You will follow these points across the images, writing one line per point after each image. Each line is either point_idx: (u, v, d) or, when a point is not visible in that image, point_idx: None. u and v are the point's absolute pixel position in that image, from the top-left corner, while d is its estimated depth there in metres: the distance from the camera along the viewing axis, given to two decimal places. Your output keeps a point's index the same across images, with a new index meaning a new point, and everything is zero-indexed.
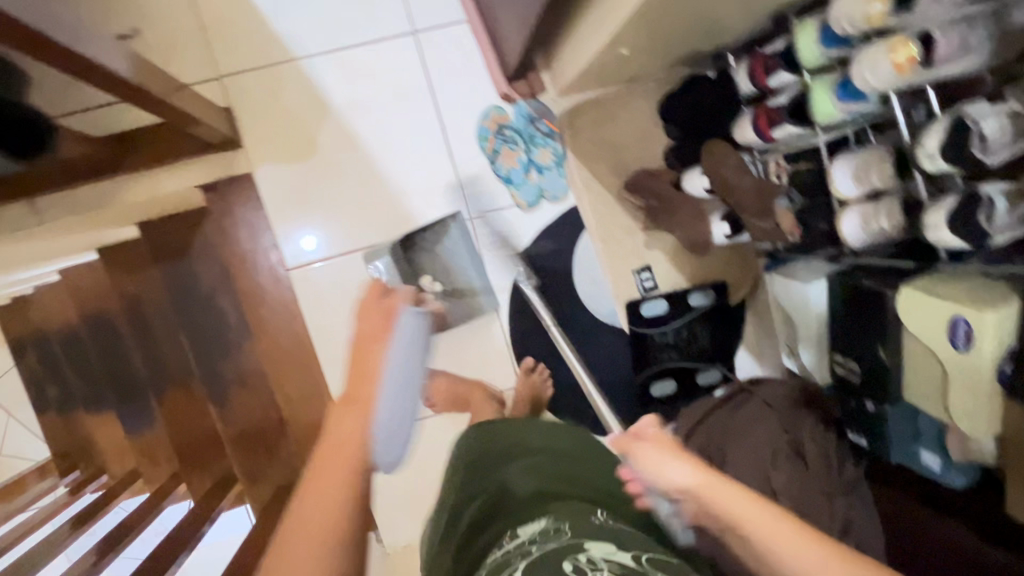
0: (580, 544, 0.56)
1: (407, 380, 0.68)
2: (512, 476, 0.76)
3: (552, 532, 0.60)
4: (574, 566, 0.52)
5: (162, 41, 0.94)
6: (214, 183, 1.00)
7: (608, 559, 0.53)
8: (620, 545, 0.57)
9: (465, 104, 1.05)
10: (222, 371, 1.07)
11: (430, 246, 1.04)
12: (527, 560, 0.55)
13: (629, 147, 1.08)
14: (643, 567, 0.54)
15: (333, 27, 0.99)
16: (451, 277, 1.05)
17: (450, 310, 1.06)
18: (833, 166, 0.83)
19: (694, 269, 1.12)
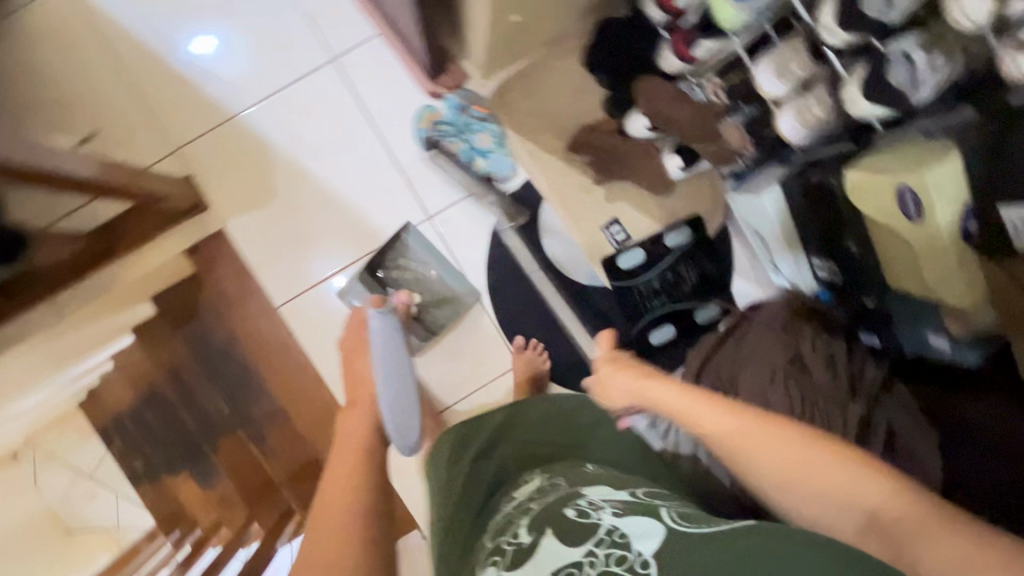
0: (578, 492, 0.63)
1: (391, 375, 0.84)
2: (517, 436, 0.83)
3: (547, 489, 0.66)
4: (578, 511, 0.58)
5: (119, 133, 1.05)
6: (196, 246, 1.09)
7: (607, 499, 0.60)
8: (615, 486, 0.64)
9: (397, 112, 1.09)
10: (255, 413, 1.14)
11: (396, 261, 1.09)
12: (528, 516, 0.61)
13: (566, 107, 1.07)
14: (643, 500, 0.60)
15: (261, 77, 1.07)
16: (426, 286, 1.10)
17: (434, 313, 1.11)
18: (754, 68, 0.79)
19: (667, 210, 1.09)
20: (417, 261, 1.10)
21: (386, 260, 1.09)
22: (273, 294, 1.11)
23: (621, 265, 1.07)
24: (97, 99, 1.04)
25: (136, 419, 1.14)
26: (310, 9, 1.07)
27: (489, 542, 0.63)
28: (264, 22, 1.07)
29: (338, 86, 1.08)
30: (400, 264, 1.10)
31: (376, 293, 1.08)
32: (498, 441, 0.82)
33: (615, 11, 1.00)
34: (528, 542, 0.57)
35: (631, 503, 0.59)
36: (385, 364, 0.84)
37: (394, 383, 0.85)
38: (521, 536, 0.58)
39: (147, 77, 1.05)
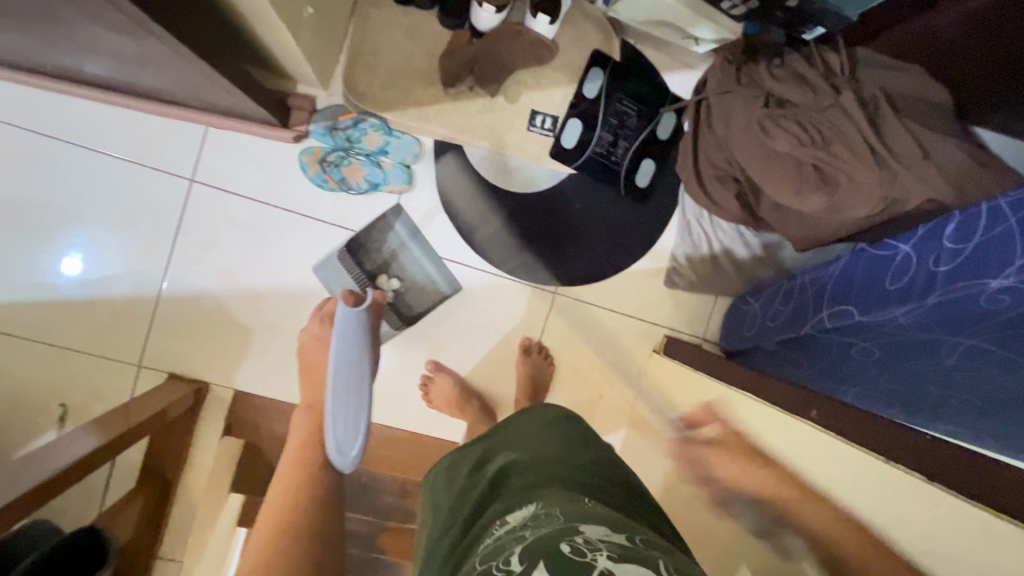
0: (573, 526, 0.58)
1: (351, 372, 0.94)
2: (507, 474, 0.76)
3: (543, 518, 0.62)
4: (573, 547, 0.54)
5: (83, 390, 0.99)
6: (226, 421, 1.05)
7: (604, 539, 0.56)
8: (613, 528, 0.59)
9: (284, 175, 1.02)
10: (385, 504, 1.09)
11: (379, 240, 1.05)
12: (522, 543, 0.57)
13: (414, 52, 1.00)
14: (639, 546, 0.56)
15: (150, 245, 1.00)
16: (407, 269, 1.07)
17: (411, 301, 1.07)
18: None
19: (565, 72, 1.05)
20: (398, 244, 1.06)
21: (361, 249, 1.04)
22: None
23: (567, 144, 1.06)
24: (38, 379, 0.98)
25: None
26: (134, 153, 0.98)
27: (478, 565, 0.59)
28: (106, 198, 0.98)
29: (217, 198, 1.00)
30: (383, 245, 1.06)
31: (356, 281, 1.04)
32: (531, 454, 0.79)
33: None
34: (520, 568, 0.52)
35: (626, 548, 0.54)
36: (343, 369, 0.93)
37: (352, 367, 0.94)
38: (514, 565, 0.54)
39: (58, 326, 0.99)
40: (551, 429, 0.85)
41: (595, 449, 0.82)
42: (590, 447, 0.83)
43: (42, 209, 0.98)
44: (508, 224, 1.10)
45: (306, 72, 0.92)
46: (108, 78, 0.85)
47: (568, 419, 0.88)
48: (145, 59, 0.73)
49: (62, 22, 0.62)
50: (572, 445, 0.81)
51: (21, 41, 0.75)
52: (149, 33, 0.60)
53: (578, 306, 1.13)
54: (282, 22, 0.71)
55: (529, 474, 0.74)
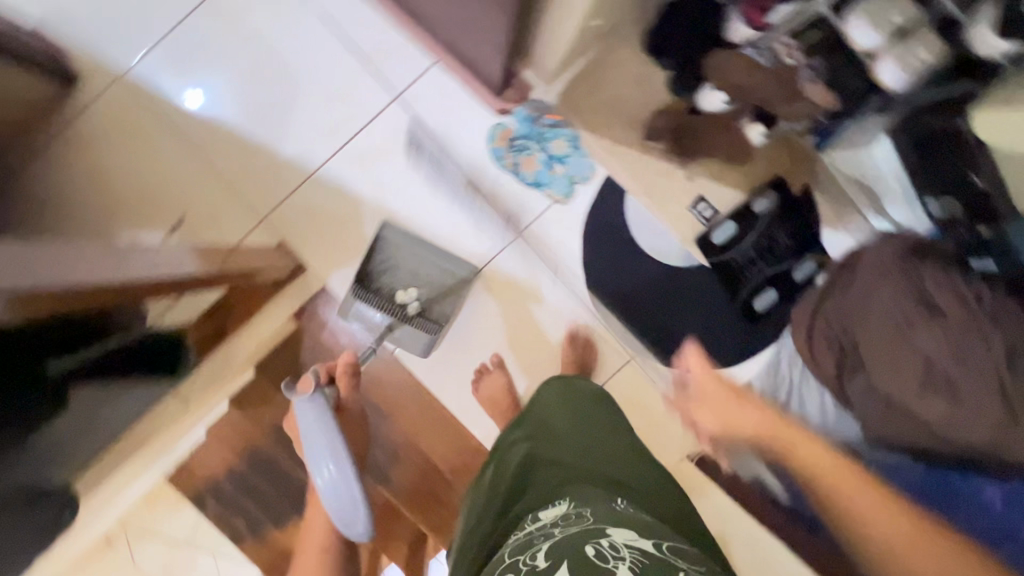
0: (602, 529, 0.59)
1: (333, 442, 0.86)
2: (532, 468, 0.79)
3: (574, 517, 0.63)
4: (597, 550, 0.54)
5: (205, 214, 1.04)
6: (300, 307, 1.08)
7: (629, 544, 0.56)
8: (641, 532, 0.60)
9: (471, 134, 1.09)
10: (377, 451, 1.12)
11: (383, 263, 1.05)
12: (550, 541, 0.59)
13: (634, 96, 1.07)
14: (665, 556, 0.55)
15: (333, 130, 1.06)
16: (420, 276, 1.05)
17: (441, 306, 1.07)
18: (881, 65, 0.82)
19: (747, 179, 1.10)
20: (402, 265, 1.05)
21: (373, 280, 1.03)
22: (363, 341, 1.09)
23: (715, 240, 1.10)
24: (176, 185, 1.04)
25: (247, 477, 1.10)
26: (366, 52, 1.06)
27: (506, 556, 0.60)
28: (322, 74, 1.06)
29: (406, 122, 1.07)
30: (385, 265, 1.05)
31: (378, 307, 1.02)
32: (580, 455, 0.80)
33: None
34: (544, 565, 0.53)
35: (653, 557, 0.54)
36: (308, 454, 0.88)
37: (337, 443, 0.87)
38: (539, 560, 0.55)
39: (219, 153, 1.05)
40: (582, 409, 0.89)
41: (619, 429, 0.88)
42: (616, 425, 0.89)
43: (267, 55, 1.05)
44: (624, 278, 1.14)
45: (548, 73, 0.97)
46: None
47: (601, 409, 0.90)
48: None
49: None
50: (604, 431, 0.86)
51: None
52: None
53: (641, 384, 1.15)
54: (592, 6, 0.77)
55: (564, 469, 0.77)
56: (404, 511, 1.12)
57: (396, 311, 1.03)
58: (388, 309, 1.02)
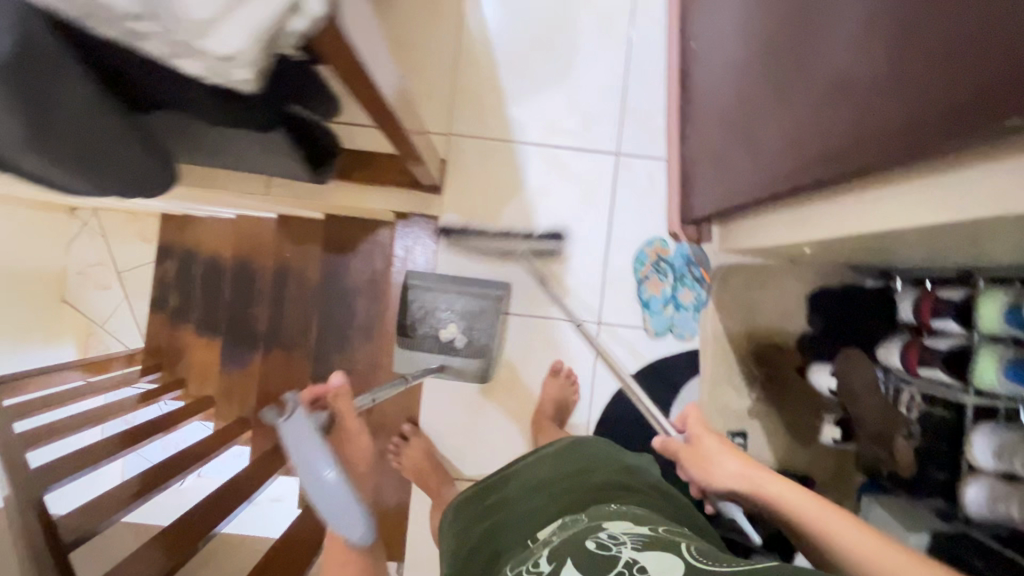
0: (599, 525, 0.62)
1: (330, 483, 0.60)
2: (532, 505, 0.79)
3: (569, 525, 0.65)
4: (598, 542, 0.57)
5: (417, 91, 1.10)
6: (407, 213, 1.13)
7: (626, 532, 0.59)
8: (635, 522, 0.63)
9: (640, 226, 1.12)
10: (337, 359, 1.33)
11: (419, 304, 1.13)
12: (549, 547, 0.60)
13: (768, 318, 1.12)
14: (663, 533, 0.60)
15: (557, 128, 1.12)
16: (457, 308, 1.12)
17: (483, 333, 1.12)
18: (976, 435, 0.82)
19: (789, 454, 1.12)
20: (434, 301, 1.12)
21: (415, 327, 1.13)
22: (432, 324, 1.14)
23: None
24: (421, 54, 1.10)
25: (220, 269, 1.64)
26: (631, 103, 1.12)
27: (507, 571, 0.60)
28: (586, 89, 1.11)
29: (605, 176, 1.12)
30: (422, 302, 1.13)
31: (426, 347, 1.13)
32: (556, 479, 0.82)
33: (862, 278, 1.07)
34: (551, 567, 0.55)
35: (651, 536, 0.58)
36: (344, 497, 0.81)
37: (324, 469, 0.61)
38: (543, 559, 0.56)
39: (470, 67, 1.11)
40: (563, 459, 0.88)
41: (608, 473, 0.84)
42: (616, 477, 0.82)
43: (570, 36, 1.11)
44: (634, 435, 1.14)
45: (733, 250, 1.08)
46: (700, 97, 1.02)
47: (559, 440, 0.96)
48: (747, 141, 0.87)
49: (811, 56, 0.70)
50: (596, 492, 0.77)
51: (727, 44, 0.93)
52: (802, 166, 0.73)
53: None
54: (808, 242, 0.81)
55: (544, 504, 0.77)
56: None
57: (448, 349, 1.13)
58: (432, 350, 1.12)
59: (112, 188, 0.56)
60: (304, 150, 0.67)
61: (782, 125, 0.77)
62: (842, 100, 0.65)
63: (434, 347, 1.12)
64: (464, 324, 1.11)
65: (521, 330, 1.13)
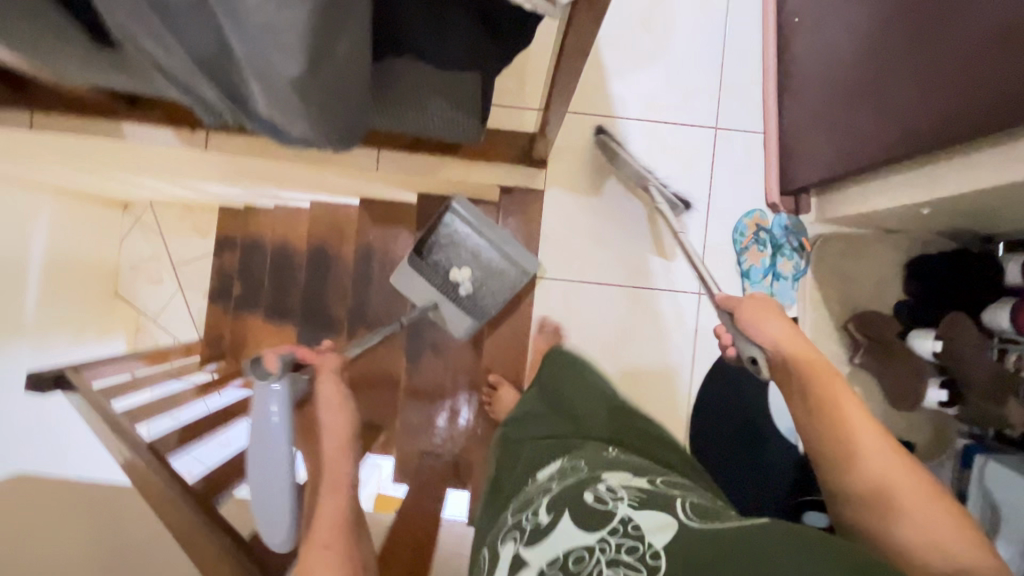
0: (597, 476, 0.64)
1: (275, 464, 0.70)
2: (543, 433, 0.86)
3: (569, 470, 0.69)
4: (596, 496, 0.59)
5: (521, 71, 1.14)
6: (512, 189, 1.16)
7: (625, 487, 0.61)
8: (634, 474, 0.66)
9: (739, 198, 1.16)
10: (427, 336, 1.22)
11: (443, 237, 1.11)
12: (549, 496, 0.63)
13: (863, 288, 1.15)
14: (658, 488, 0.61)
15: (657, 103, 1.15)
16: (474, 257, 1.11)
17: (490, 288, 1.12)
18: None
19: (887, 421, 1.15)
20: (458, 238, 1.11)
21: (433, 253, 1.11)
22: (443, 260, 1.12)
23: None
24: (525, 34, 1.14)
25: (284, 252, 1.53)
26: (727, 79, 1.16)
27: (511, 516, 0.66)
28: (685, 66, 1.15)
29: (702, 150, 1.16)
30: (446, 236, 1.11)
31: (434, 283, 1.11)
32: (567, 413, 0.88)
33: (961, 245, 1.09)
34: (547, 521, 0.58)
35: (648, 493, 0.59)
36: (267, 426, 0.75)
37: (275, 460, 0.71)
38: (542, 512, 0.60)
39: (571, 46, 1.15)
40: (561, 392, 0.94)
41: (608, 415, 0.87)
42: (614, 422, 0.86)
43: (668, 15, 1.15)
44: (733, 402, 1.18)
45: (830, 220, 1.11)
46: (802, 70, 1.05)
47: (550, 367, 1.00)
48: (875, 100, 0.89)
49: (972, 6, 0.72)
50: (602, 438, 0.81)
51: (842, 17, 0.95)
52: (942, 128, 0.77)
53: None
54: (935, 199, 0.84)
55: (551, 437, 0.84)
56: (405, 395, 1.23)
57: (450, 291, 1.12)
58: (442, 284, 1.11)
59: (330, 137, 0.61)
60: (479, 105, 0.69)
61: (917, 93, 0.81)
62: (1012, 50, 0.67)
63: (439, 288, 1.11)
64: (478, 279, 1.12)
65: (626, 303, 1.18)
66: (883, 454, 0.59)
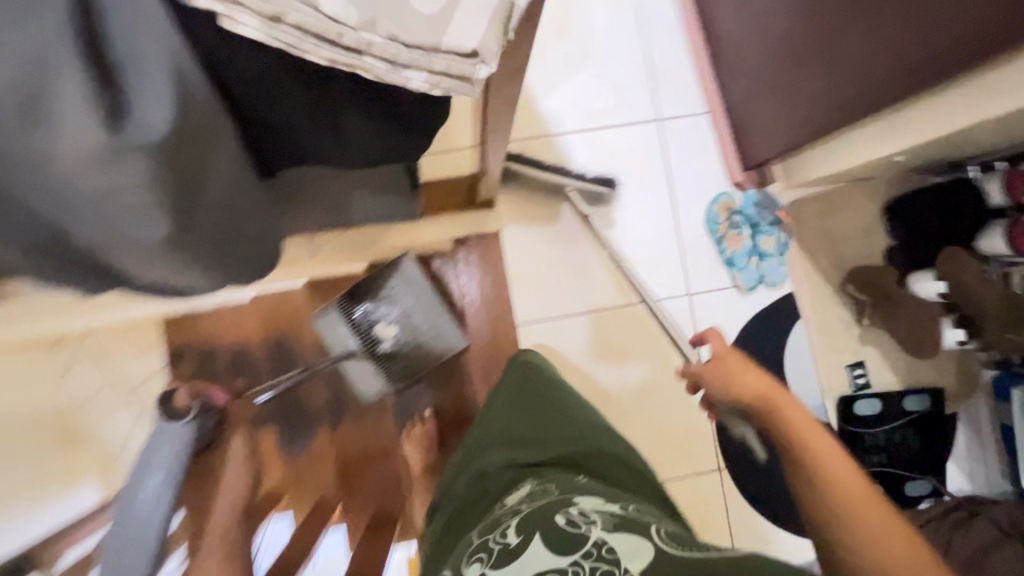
0: (570, 499, 0.61)
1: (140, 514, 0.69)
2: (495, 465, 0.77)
3: (540, 492, 0.65)
4: (567, 519, 0.56)
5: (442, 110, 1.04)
6: (466, 237, 1.06)
7: (597, 511, 0.58)
8: (607, 499, 0.62)
9: (702, 184, 1.09)
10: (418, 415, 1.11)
11: (384, 290, 0.97)
12: (519, 518, 0.60)
13: (850, 243, 1.10)
14: (631, 513, 0.59)
15: (594, 109, 1.07)
16: (410, 324, 0.99)
17: (414, 356, 1.00)
18: None
19: (910, 371, 1.10)
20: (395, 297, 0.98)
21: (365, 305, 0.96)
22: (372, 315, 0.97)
23: (857, 408, 1.08)
24: None
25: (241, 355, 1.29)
26: (658, 67, 1.09)
27: (476, 538, 0.62)
28: (610, 64, 1.07)
29: (652, 146, 1.08)
30: (384, 290, 0.97)
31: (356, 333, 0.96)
32: (519, 435, 0.81)
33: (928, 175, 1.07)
34: (517, 542, 0.56)
35: (620, 518, 0.57)
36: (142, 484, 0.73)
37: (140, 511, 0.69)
38: (513, 539, 0.57)
39: None
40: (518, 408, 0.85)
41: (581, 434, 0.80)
42: (568, 436, 0.80)
43: (579, 15, 1.07)
44: None
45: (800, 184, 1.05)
46: (738, 43, 0.98)
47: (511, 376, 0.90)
48: (821, 58, 0.83)
49: None
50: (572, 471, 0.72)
51: None
52: (906, 76, 0.71)
53: (712, 499, 1.10)
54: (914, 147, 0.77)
55: (507, 472, 0.75)
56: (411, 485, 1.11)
57: (371, 347, 0.97)
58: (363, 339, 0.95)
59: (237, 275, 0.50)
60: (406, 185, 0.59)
61: (869, 43, 0.74)
62: None
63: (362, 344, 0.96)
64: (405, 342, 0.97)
65: (618, 324, 1.09)
66: (858, 489, 0.57)
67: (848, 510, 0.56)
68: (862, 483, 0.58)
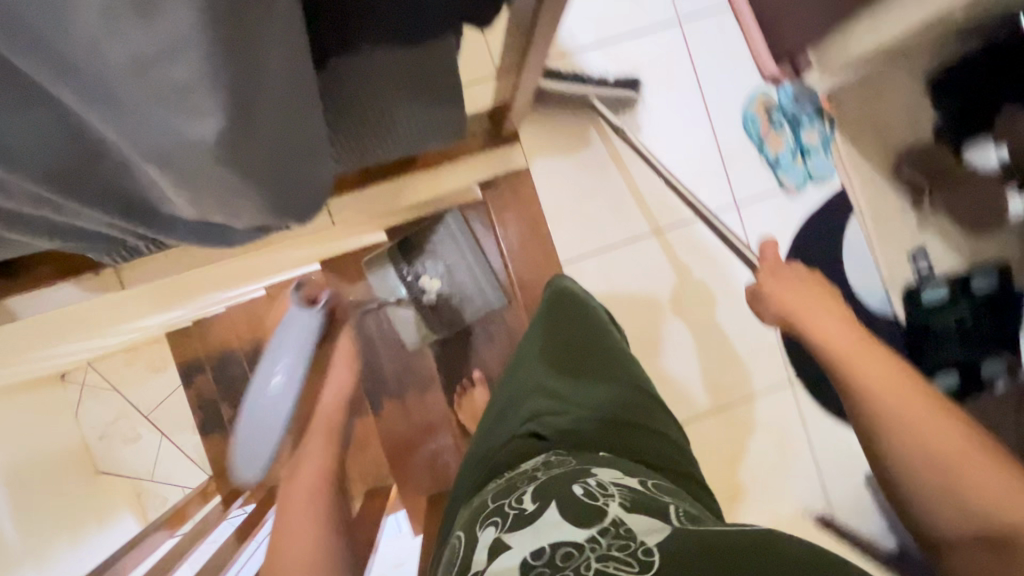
0: (587, 469, 0.52)
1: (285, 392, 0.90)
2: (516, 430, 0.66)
3: (555, 459, 0.56)
4: (585, 489, 0.48)
5: None
6: (493, 179, 0.98)
7: (617, 484, 0.50)
8: (627, 471, 0.53)
9: (734, 86, 1.01)
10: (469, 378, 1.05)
11: (428, 238, 0.97)
12: (534, 483, 0.51)
13: (897, 125, 1.03)
14: (652, 492, 0.50)
15: (608, 20, 0.98)
16: (454, 276, 0.98)
17: (458, 307, 1.00)
18: None
19: None
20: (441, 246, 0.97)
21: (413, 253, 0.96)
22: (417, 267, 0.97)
23: (923, 297, 1.03)
24: None
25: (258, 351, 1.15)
26: None
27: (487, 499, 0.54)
28: None
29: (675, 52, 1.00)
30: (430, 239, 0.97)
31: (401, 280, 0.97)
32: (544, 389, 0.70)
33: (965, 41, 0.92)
34: (533, 509, 0.47)
35: (640, 495, 0.48)
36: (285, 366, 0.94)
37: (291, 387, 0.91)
38: (526, 504, 0.48)
39: None
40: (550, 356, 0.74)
41: (637, 374, 0.70)
42: (603, 390, 0.67)
43: None
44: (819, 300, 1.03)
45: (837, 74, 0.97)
46: None
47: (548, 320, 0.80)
48: None
49: None
50: (617, 418, 0.63)
51: None
52: None
53: (786, 414, 1.05)
54: None
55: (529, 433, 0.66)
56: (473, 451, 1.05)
57: (417, 296, 0.98)
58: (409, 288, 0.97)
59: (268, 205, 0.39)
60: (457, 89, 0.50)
61: None
62: None
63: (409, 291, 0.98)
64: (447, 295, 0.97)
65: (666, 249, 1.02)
66: (942, 437, 0.56)
67: (934, 460, 0.55)
68: (941, 424, 0.57)
